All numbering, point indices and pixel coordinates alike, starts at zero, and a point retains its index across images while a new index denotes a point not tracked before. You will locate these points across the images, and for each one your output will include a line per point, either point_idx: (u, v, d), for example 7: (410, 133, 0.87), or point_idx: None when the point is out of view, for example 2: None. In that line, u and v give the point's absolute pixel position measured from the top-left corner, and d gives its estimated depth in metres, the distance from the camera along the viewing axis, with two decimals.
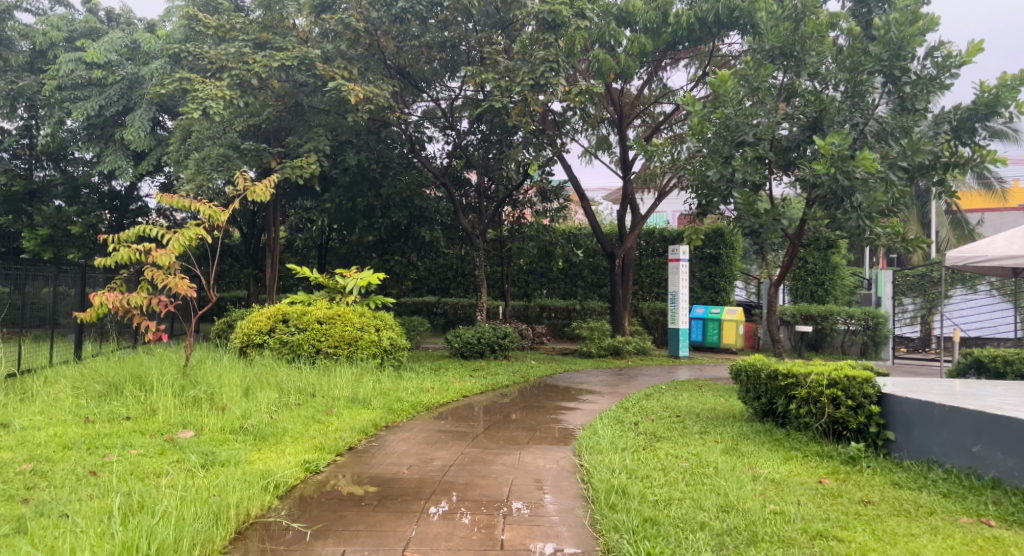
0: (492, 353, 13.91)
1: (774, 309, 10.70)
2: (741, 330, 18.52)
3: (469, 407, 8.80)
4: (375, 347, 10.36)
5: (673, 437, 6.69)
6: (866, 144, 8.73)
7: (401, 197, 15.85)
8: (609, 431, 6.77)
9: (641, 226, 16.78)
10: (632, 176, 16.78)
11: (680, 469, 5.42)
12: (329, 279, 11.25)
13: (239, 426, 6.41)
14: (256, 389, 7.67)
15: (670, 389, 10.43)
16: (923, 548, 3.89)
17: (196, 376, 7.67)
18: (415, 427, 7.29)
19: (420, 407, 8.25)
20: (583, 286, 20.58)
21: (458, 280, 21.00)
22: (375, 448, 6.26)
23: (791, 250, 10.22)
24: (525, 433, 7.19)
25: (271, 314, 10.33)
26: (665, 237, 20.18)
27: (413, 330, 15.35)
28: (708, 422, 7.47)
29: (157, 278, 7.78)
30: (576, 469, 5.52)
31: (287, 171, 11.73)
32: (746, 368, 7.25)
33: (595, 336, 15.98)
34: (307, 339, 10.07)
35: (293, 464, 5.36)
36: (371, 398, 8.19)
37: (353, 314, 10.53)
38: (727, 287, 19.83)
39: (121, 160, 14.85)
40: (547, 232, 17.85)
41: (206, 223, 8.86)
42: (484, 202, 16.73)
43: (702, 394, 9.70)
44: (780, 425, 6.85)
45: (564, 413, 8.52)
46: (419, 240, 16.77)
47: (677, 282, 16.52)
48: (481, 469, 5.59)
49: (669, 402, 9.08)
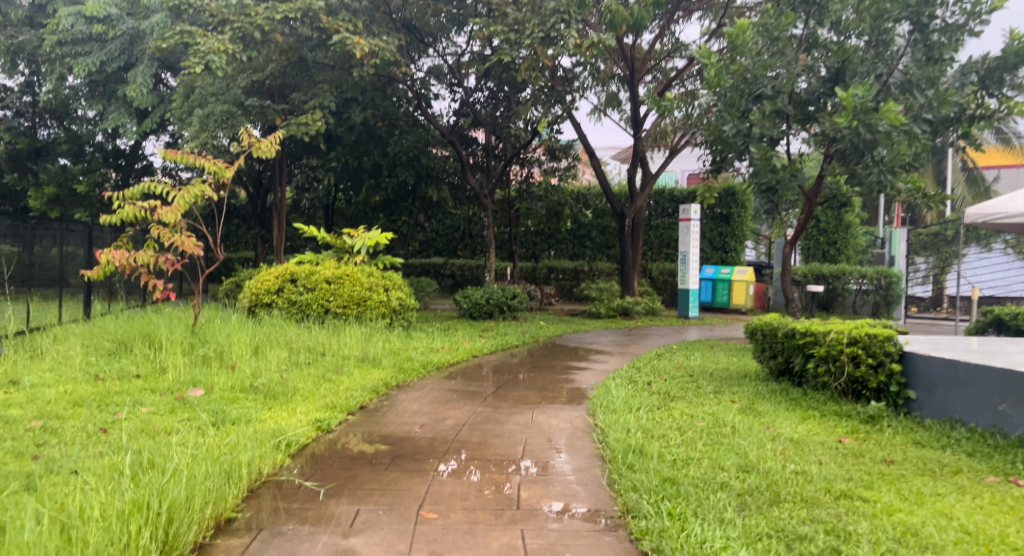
0: (501, 314, 13.83)
1: (788, 269, 10.45)
2: (752, 291, 18.43)
3: (481, 367, 8.74)
4: (385, 307, 10.28)
5: (689, 396, 6.61)
6: (890, 96, 8.51)
7: (407, 156, 15.61)
8: (622, 390, 6.69)
9: (651, 184, 16.51)
10: (644, 133, 16.44)
11: (698, 428, 5.32)
12: (336, 239, 11.12)
13: (249, 384, 6.34)
14: (266, 349, 7.61)
15: (682, 348, 10.35)
16: (952, 508, 3.78)
17: (205, 335, 7.59)
18: (427, 386, 7.23)
19: (430, 366, 8.20)
20: (591, 247, 20.32)
21: (466, 241, 20.81)
22: (387, 407, 6.20)
23: (807, 209, 10.00)
24: (536, 393, 7.12)
25: (279, 274, 10.22)
26: (675, 197, 19.92)
27: (421, 291, 15.27)
28: (723, 381, 7.38)
29: (163, 236, 7.65)
30: (591, 428, 5.44)
31: (293, 129, 11.53)
32: (762, 327, 7.14)
33: (604, 297, 15.84)
34: (316, 299, 9.99)
35: (304, 423, 5.29)
36: (381, 357, 8.13)
37: (362, 274, 10.43)
38: (738, 247, 19.65)
39: (124, 117, 14.64)
40: (556, 191, 17.64)
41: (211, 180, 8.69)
42: (492, 161, 16.41)
43: (714, 354, 9.61)
44: (797, 384, 6.75)
45: (576, 373, 8.44)
46: (427, 200, 16.59)
47: (688, 241, 16.31)
48: (494, 428, 5.53)
49: (682, 362, 9.00)
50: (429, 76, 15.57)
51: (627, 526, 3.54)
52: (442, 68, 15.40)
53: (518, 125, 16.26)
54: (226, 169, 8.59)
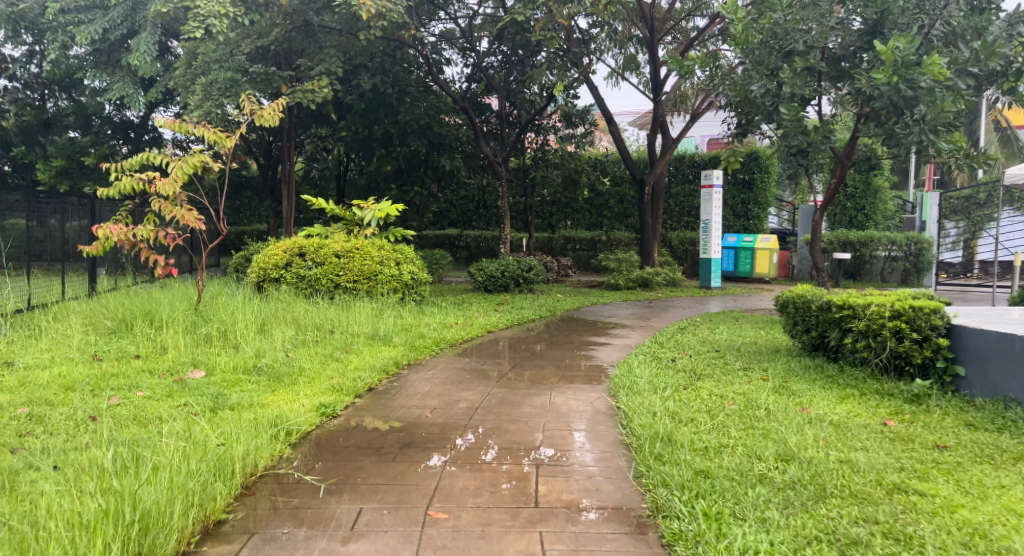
0: (517, 287, 13.47)
1: (818, 239, 9.95)
2: (775, 259, 17.94)
3: (496, 343, 8.40)
4: (396, 282, 9.94)
5: (716, 375, 6.22)
6: (933, 49, 7.95)
7: (419, 124, 15.14)
8: (646, 369, 6.31)
9: (672, 150, 15.93)
10: (664, 97, 15.82)
11: (729, 411, 4.94)
12: (345, 212, 10.75)
13: (252, 365, 6.03)
14: (272, 326, 7.30)
15: (706, 321, 9.94)
16: (1020, 503, 3.37)
17: (208, 313, 7.29)
18: (439, 365, 6.90)
19: (443, 343, 7.86)
20: (609, 217, 19.80)
21: (480, 212, 20.39)
22: (397, 389, 5.88)
23: (839, 174, 9.47)
24: (553, 372, 6.77)
25: (287, 249, 9.89)
26: (696, 163, 19.34)
27: (435, 264, 14.94)
28: (751, 358, 6.98)
29: (162, 209, 7.31)
30: (613, 412, 5.08)
31: (298, 96, 11.12)
32: (793, 299, 6.71)
33: (623, 268, 15.39)
34: (325, 274, 9.66)
35: (307, 408, 4.97)
36: (392, 334, 7.81)
37: (372, 248, 10.07)
38: (761, 214, 19.10)
39: (129, 88, 14.27)
40: (572, 159, 17.12)
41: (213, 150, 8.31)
42: (506, 129, 15.90)
43: (740, 327, 9.20)
44: (831, 360, 6.33)
45: (596, 349, 8.08)
46: (440, 170, 16.17)
47: (710, 209, 15.75)
48: (509, 412, 5.18)
49: (706, 336, 8.59)
50: (440, 41, 15.07)
51: (658, 528, 3.18)
52: (453, 33, 14.92)
53: (533, 89, 15.82)
54: (227, 139, 8.24)
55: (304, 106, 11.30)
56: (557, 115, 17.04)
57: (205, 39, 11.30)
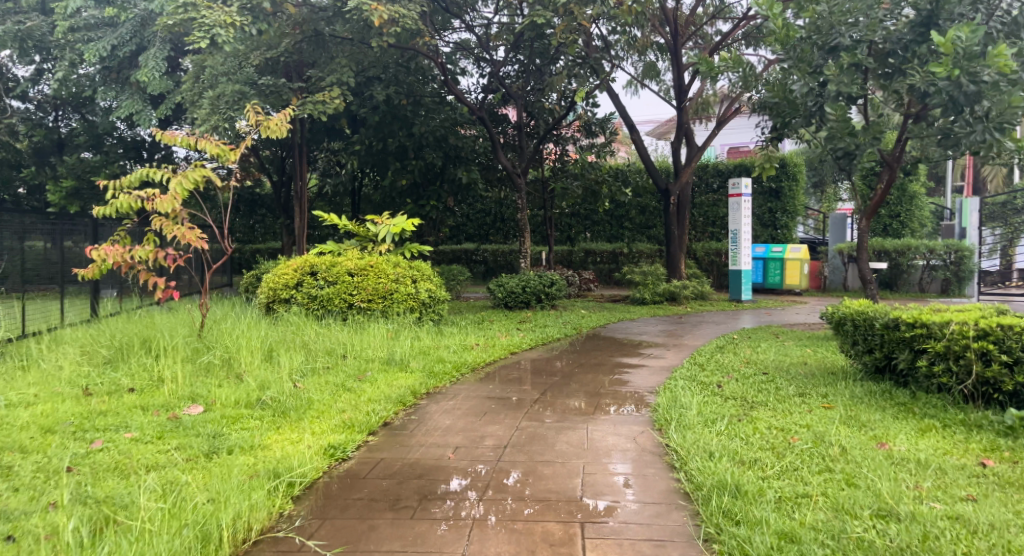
0: (539, 303, 12.86)
1: (864, 248, 9.22)
2: (806, 269, 17.21)
3: (521, 365, 7.81)
4: (413, 301, 9.37)
5: (771, 402, 5.58)
6: (994, 39, 7.32)
7: (435, 136, 14.69)
8: (692, 396, 5.67)
9: (698, 158, 15.31)
10: (688, 103, 15.19)
11: (799, 449, 4.30)
12: (359, 228, 10.22)
13: (256, 398, 5.46)
14: (280, 352, 6.76)
15: (744, 339, 9.28)
16: None
17: (212, 339, 6.74)
18: (461, 393, 6.29)
19: (464, 367, 7.26)
20: (630, 228, 19.19)
21: (498, 225, 19.86)
22: (415, 423, 5.26)
23: (888, 178, 8.79)
24: (587, 399, 6.14)
25: (297, 268, 9.37)
26: (720, 171, 18.71)
27: (453, 280, 14.42)
28: (805, 382, 6.33)
29: (162, 228, 6.76)
30: (662, 451, 4.44)
31: (308, 108, 10.62)
32: (854, 317, 6.08)
33: (648, 281, 14.72)
34: (338, 293, 9.12)
35: (314, 450, 4.38)
36: (410, 358, 7.23)
37: (387, 265, 9.52)
38: (789, 224, 18.41)
39: (138, 105, 13.85)
40: (593, 170, 16.50)
41: (216, 164, 7.77)
42: (524, 139, 15.36)
43: (785, 346, 8.52)
44: (900, 385, 5.67)
45: (629, 372, 7.43)
46: (456, 182, 15.64)
47: (739, 218, 15.07)
48: (542, 452, 4.55)
49: (748, 356, 7.93)
50: (456, 51, 14.61)
51: None
52: (469, 42, 14.48)
53: (551, 98, 15.34)
54: (233, 153, 7.78)
55: (314, 118, 10.82)
56: (576, 125, 16.47)
57: (212, 51, 10.85)
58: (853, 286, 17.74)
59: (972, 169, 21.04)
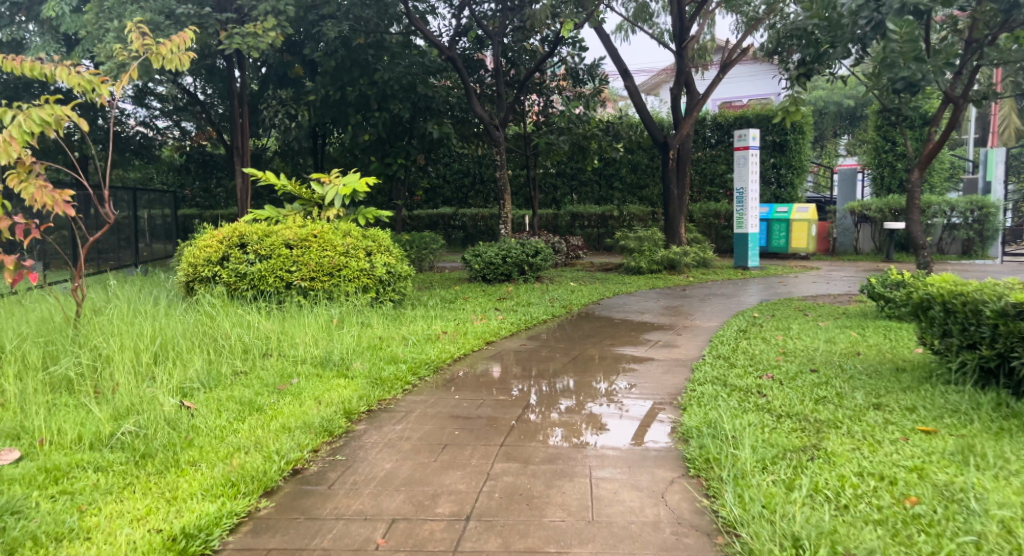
0: (522, 276, 11.21)
1: (915, 207, 7.56)
2: (814, 231, 15.69)
3: (499, 361, 6.15)
4: (367, 278, 7.64)
5: (846, 423, 3.98)
6: None
7: (401, 85, 12.79)
8: (737, 419, 4.04)
9: (700, 107, 13.56)
10: (689, 44, 13.41)
11: (935, 526, 2.72)
12: (302, 190, 8.43)
13: (109, 432, 3.77)
14: (175, 356, 5.07)
15: (770, 320, 7.68)
16: None
17: (78, 341, 5.01)
18: (414, 411, 4.62)
19: (423, 367, 5.58)
20: (620, 189, 17.47)
21: (477, 187, 18.07)
22: (339, 471, 3.59)
23: (953, 118, 7.08)
24: (587, 416, 4.50)
25: (223, 238, 7.57)
26: (719, 124, 17.22)
27: (425, 249, 12.87)
28: (877, 386, 4.74)
29: (15, 186, 5.10)
30: (715, 533, 2.82)
31: (237, 41, 8.75)
32: (947, 299, 4.47)
33: (644, 248, 13.05)
34: (273, 269, 7.35)
35: (151, 542, 2.72)
36: (353, 358, 5.55)
37: (336, 234, 7.77)
38: (795, 181, 16.75)
39: (50, 46, 11.77)
40: (581, 123, 14.61)
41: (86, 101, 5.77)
42: (502, 87, 13.36)
43: (821, 329, 6.94)
44: (1022, 395, 4.12)
45: (637, 371, 5.79)
46: (426, 138, 13.78)
47: (745, 175, 13.44)
48: (526, 530, 2.90)
49: (781, 344, 6.33)
50: None
51: None
52: None
53: (534, 39, 13.77)
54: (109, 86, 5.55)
55: (248, 55, 8.99)
56: (561, 74, 14.70)
57: None
58: (864, 248, 16.12)
59: (993, 116, 19.69)
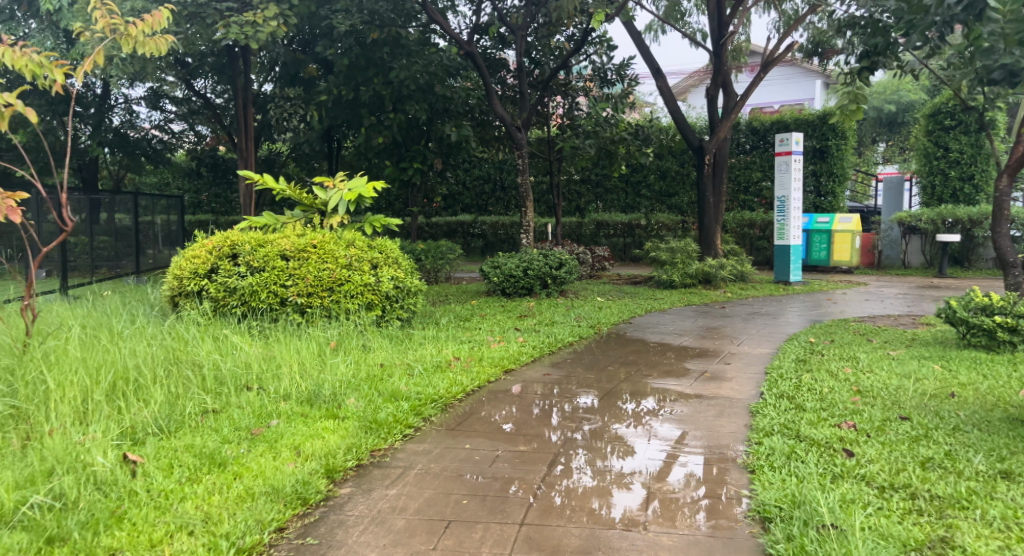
0: (544, 290, 10.32)
1: (1004, 218, 6.52)
2: (857, 244, 14.64)
3: (521, 396, 5.24)
4: (372, 295, 6.78)
5: (977, 506, 3.03)
6: None
7: (417, 85, 12.01)
8: (829, 496, 3.11)
9: (738, 109, 12.58)
10: (728, 42, 12.49)
11: None
12: (303, 195, 7.59)
13: (17, 503, 2.94)
14: (131, 391, 4.24)
15: (830, 347, 6.70)
16: None
17: (17, 373, 4.19)
18: (414, 467, 3.74)
19: (430, 406, 4.69)
20: (648, 196, 16.49)
21: (498, 194, 17.22)
22: None
23: None
24: (617, 448, 4.12)
25: (212, 248, 6.75)
26: (755, 129, 16.25)
27: (441, 259, 12.04)
28: (995, 446, 3.76)
29: None
30: None
31: (234, 31, 7.98)
32: None
33: (676, 260, 12.11)
34: (267, 283, 6.51)
35: None
36: (346, 394, 4.68)
37: (338, 244, 6.92)
38: (836, 189, 15.65)
39: (47, 40, 11.13)
40: (608, 126, 13.60)
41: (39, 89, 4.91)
42: (525, 88, 12.53)
43: (896, 360, 5.93)
44: None
45: (682, 411, 4.85)
46: (444, 141, 12.98)
47: (786, 182, 12.43)
48: None
49: (852, 379, 5.35)
50: None
51: None
52: None
53: (560, 35, 12.94)
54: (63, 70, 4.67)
55: (247, 46, 8.23)
56: (588, 74, 13.87)
57: None
58: (912, 262, 15.05)
59: None
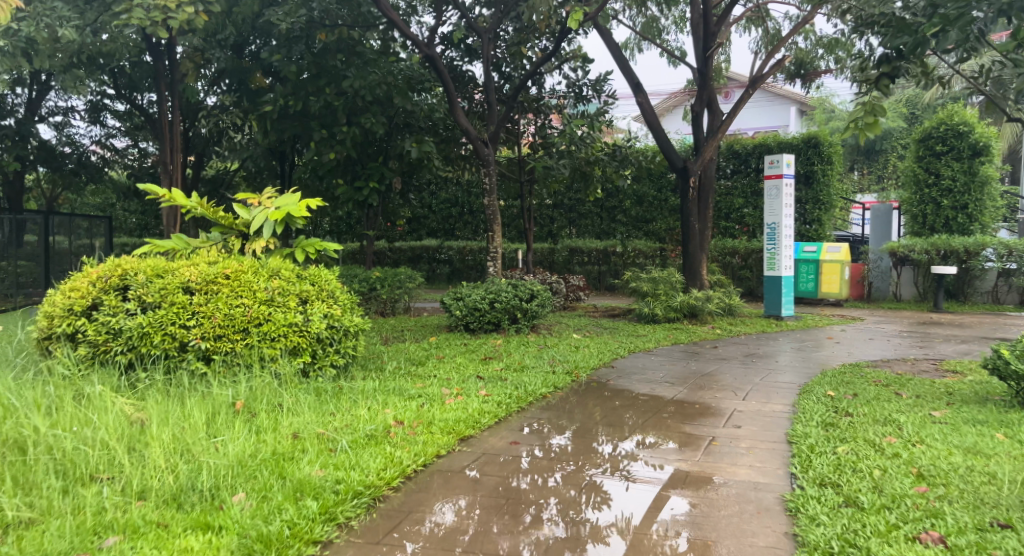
0: (514, 324, 9.06)
1: None
2: (847, 274, 13.68)
3: (480, 479, 3.93)
4: (298, 337, 5.46)
5: None
6: None
7: (373, 95, 10.78)
8: None
9: (724, 128, 11.57)
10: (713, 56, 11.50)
11: None
12: (220, 214, 6.25)
13: None
14: None
15: (859, 404, 5.53)
16: None
17: None
18: None
19: (350, 505, 3.38)
20: (624, 222, 15.41)
21: (465, 218, 16.01)
22: None
23: None
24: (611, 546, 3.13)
25: (96, 278, 5.35)
26: (735, 152, 15.34)
27: (399, 288, 10.74)
28: None
29: None
30: None
31: (141, 19, 6.72)
32: None
33: (659, 292, 10.98)
34: (161, 324, 5.13)
35: None
36: (231, 491, 3.34)
37: (257, 274, 5.58)
38: (822, 217, 14.69)
39: None
40: (585, 145, 12.48)
41: None
42: (494, 103, 11.39)
43: (946, 427, 4.77)
44: None
45: (696, 505, 3.60)
46: (404, 158, 11.74)
47: (777, 207, 11.39)
48: None
49: (904, 454, 4.16)
50: None
51: None
52: None
53: (531, 48, 11.91)
54: None
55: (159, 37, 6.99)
56: (561, 91, 12.84)
57: None
58: (905, 295, 14.16)
59: None
